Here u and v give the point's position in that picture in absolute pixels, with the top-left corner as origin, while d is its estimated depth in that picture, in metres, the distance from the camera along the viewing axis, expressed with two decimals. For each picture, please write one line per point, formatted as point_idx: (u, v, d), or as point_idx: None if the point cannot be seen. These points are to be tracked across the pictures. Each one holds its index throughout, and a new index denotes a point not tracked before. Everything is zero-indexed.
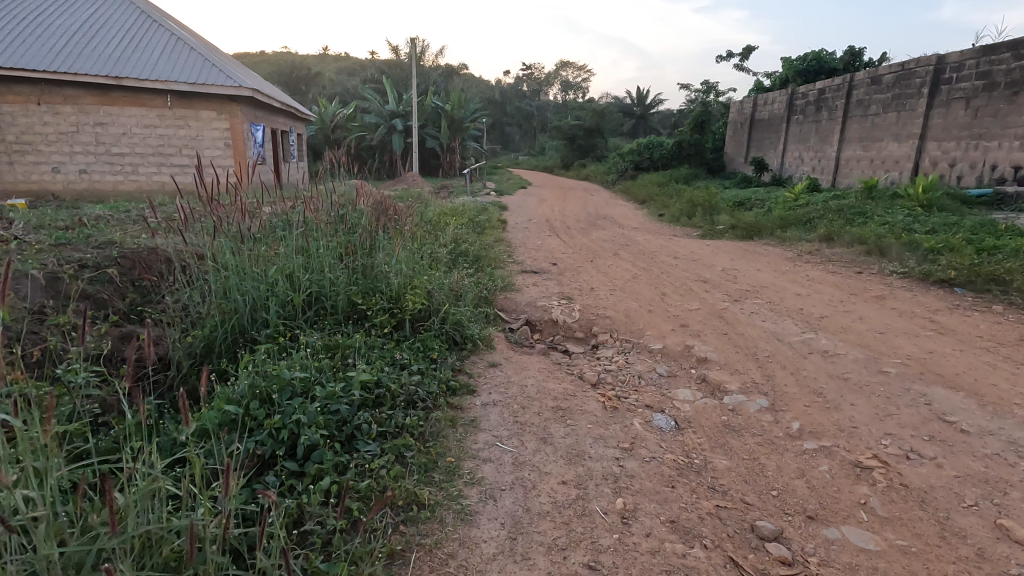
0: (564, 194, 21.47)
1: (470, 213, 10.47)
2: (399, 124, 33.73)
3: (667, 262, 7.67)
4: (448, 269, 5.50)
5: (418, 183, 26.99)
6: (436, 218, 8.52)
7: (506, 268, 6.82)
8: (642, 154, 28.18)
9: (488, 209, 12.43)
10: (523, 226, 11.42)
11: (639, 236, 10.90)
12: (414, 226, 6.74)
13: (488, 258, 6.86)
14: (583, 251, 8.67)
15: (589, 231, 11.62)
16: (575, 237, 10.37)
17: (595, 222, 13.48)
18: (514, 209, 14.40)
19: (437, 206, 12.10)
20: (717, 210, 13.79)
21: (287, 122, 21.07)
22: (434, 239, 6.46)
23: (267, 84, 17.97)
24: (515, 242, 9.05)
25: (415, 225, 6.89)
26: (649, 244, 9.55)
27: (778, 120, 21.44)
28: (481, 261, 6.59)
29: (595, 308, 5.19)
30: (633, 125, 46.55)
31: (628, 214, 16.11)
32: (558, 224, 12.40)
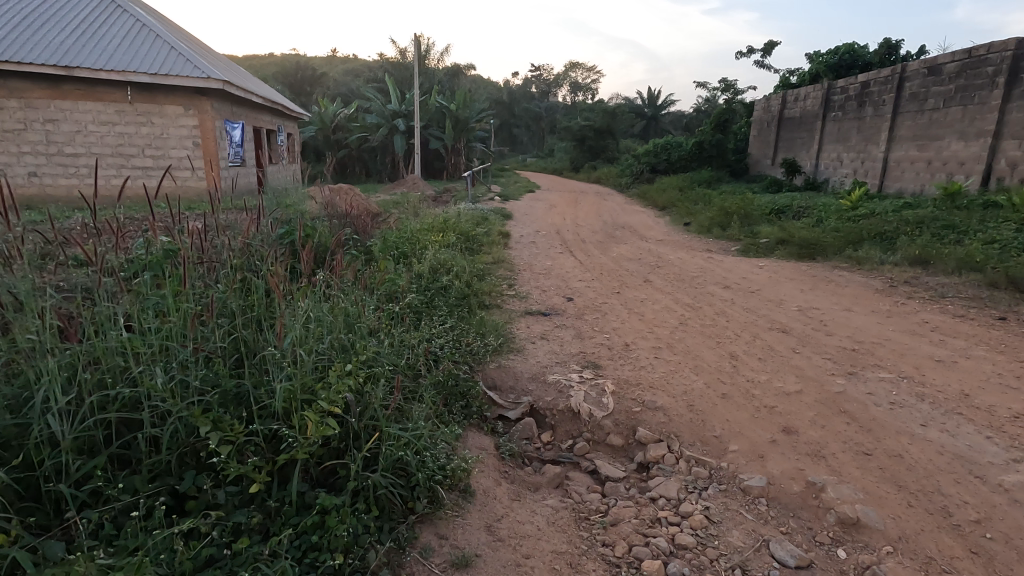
0: (575, 199, 19.65)
1: (465, 225, 8.68)
2: (401, 124, 31.99)
3: (718, 296, 5.82)
4: (413, 324, 3.69)
5: (418, 186, 25.24)
6: (416, 235, 6.69)
7: (502, 309, 4.98)
8: (659, 156, 26.27)
9: (487, 220, 10.61)
10: (528, 239, 9.58)
11: (667, 253, 9.02)
12: (375, 252, 4.92)
13: (478, 294, 5.06)
14: (605, 275, 6.83)
15: (607, 245, 9.76)
16: (592, 255, 8.54)
17: (612, 234, 11.62)
18: (519, 217, 12.56)
19: (426, 217, 10.30)
20: (755, 220, 11.86)
21: (273, 120, 19.39)
22: (401, 272, 4.65)
23: (247, 78, 16.29)
24: (518, 264, 7.23)
25: (378, 249, 5.07)
26: (685, 266, 7.68)
27: (811, 118, 19.51)
28: (467, 300, 4.76)
29: (635, 386, 3.36)
30: (644, 127, 44.65)
31: (649, 223, 14.22)
32: (570, 236, 10.57)
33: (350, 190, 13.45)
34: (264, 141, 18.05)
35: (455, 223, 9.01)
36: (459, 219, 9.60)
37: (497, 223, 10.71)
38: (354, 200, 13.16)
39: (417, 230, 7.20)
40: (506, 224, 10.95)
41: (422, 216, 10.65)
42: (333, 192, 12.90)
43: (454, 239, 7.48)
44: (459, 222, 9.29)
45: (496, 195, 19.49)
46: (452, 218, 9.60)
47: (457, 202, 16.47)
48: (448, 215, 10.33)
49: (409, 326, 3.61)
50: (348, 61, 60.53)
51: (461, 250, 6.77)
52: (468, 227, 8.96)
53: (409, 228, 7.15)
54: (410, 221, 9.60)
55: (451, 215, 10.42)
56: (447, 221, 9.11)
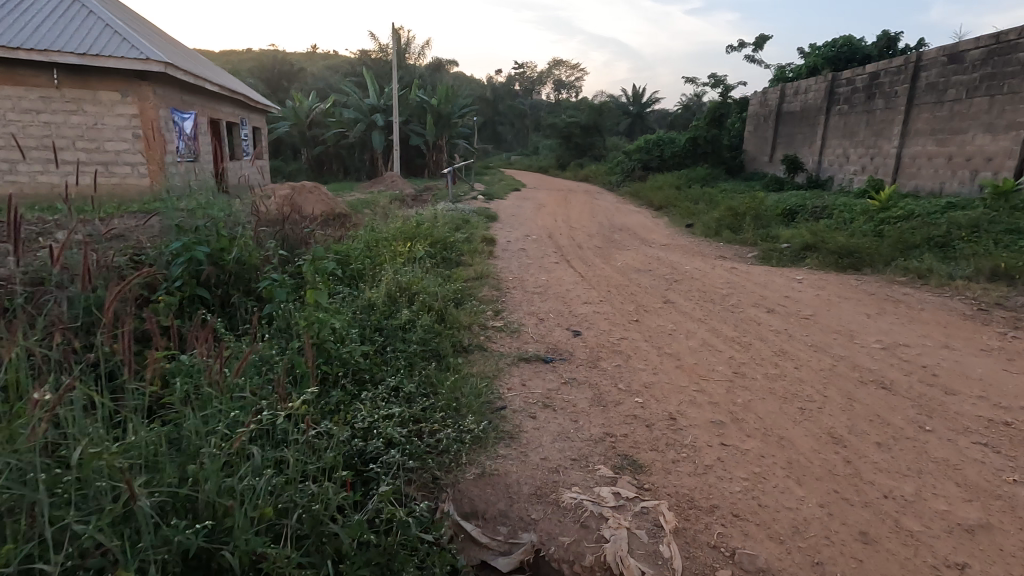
0: (565, 198, 18.38)
1: (442, 230, 7.31)
2: (380, 119, 30.47)
3: (765, 325, 4.50)
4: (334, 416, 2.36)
5: (397, 184, 23.74)
6: (376, 246, 5.27)
7: (480, 353, 3.60)
8: (651, 152, 25.07)
9: (469, 222, 9.24)
10: (516, 245, 8.21)
11: (679, 261, 7.72)
12: (298, 283, 3.49)
13: (451, 334, 3.67)
14: (613, 294, 5.49)
15: (607, 252, 8.45)
16: (592, 265, 7.22)
17: (610, 237, 10.34)
18: (505, 219, 11.22)
19: (398, 219, 8.91)
20: (769, 222, 10.66)
21: (235, 111, 17.76)
22: (334, 311, 3.25)
23: (201, 65, 14.68)
24: (505, 280, 5.86)
25: (308, 270, 3.62)
26: (706, 279, 6.37)
27: (813, 113, 18.44)
28: (437, 345, 3.38)
29: (708, 515, 2.08)
30: (630, 125, 43.43)
31: (648, 225, 12.97)
32: (564, 241, 9.24)
33: (314, 188, 11.96)
34: (223, 135, 16.42)
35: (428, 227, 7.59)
36: (435, 223, 8.19)
37: (480, 226, 9.35)
38: (318, 200, 11.67)
39: (378, 240, 5.77)
40: (491, 228, 9.60)
41: (395, 218, 9.25)
42: (293, 190, 11.38)
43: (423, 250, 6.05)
44: (434, 225, 7.88)
45: (479, 194, 18.10)
46: (427, 221, 8.18)
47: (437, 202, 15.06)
48: (423, 217, 8.92)
49: (334, 418, 2.32)
50: (328, 56, 58.69)
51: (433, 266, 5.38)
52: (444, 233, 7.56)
53: (370, 237, 5.75)
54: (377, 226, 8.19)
55: (426, 216, 9.02)
56: (421, 224, 7.72)
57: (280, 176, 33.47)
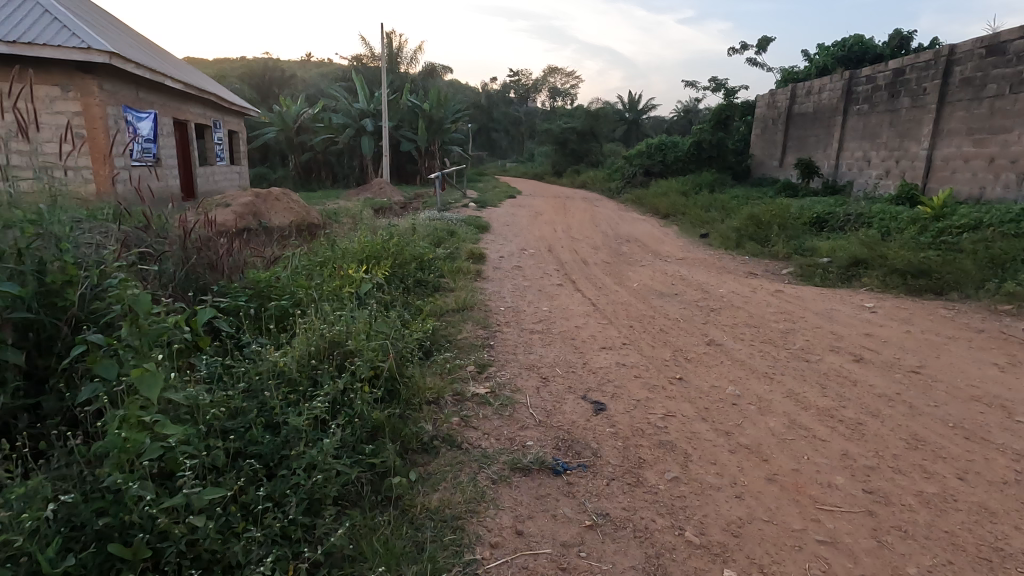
0: (564, 206, 17.11)
1: (421, 245, 6.01)
2: (369, 124, 29.19)
3: (863, 383, 3.20)
4: None
5: (384, 192, 22.41)
6: (320, 271, 3.96)
7: (441, 457, 2.44)
8: (653, 157, 23.84)
9: (456, 234, 7.91)
10: (509, 261, 6.88)
11: (707, 280, 6.42)
12: (141, 347, 2.16)
13: (408, 435, 2.46)
14: (639, 332, 4.18)
15: (619, 270, 7.14)
16: (603, 287, 5.90)
17: (619, 251, 9.03)
18: (498, 229, 9.89)
19: (372, 229, 7.57)
20: (798, 232, 9.38)
21: (206, 112, 16.41)
22: (195, 410, 2.02)
23: (163, 61, 13.35)
24: (495, 311, 4.53)
25: (142, 333, 2.16)
26: (751, 305, 5.05)
27: (827, 114, 17.24)
28: (374, 474, 2.22)
29: None
30: (626, 132, 42.27)
31: (658, 235, 11.71)
32: (567, 254, 7.92)
33: (284, 195, 10.62)
34: (191, 137, 15.06)
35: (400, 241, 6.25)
36: (413, 234, 6.86)
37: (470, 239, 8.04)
38: (287, 208, 10.32)
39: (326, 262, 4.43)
40: (482, 240, 8.29)
41: (371, 228, 7.93)
42: (257, 195, 10.01)
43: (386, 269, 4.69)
44: (411, 238, 6.54)
45: (471, 201, 16.81)
46: (403, 232, 6.85)
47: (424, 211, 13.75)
48: (401, 227, 7.59)
49: None
50: (319, 63, 57.48)
51: (397, 301, 4.08)
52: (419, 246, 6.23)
53: (323, 257, 4.47)
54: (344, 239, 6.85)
55: (404, 226, 7.69)
56: (395, 236, 6.40)
57: (266, 183, 32.17)
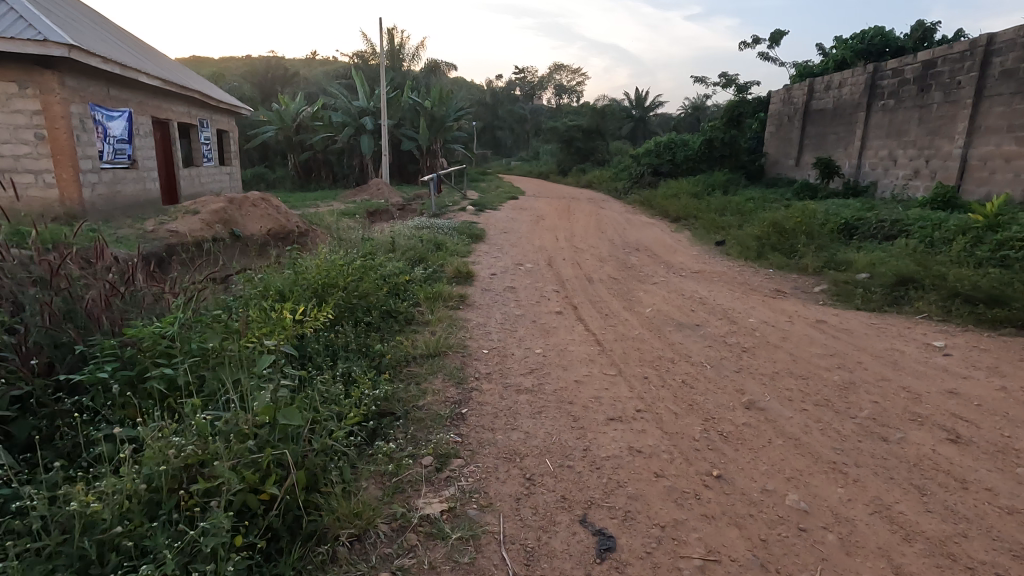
0: (568, 208, 16.21)
1: (398, 266, 5.17)
2: (368, 122, 28.35)
3: (974, 486, 2.31)
4: None
5: (382, 193, 21.57)
6: (251, 310, 3.12)
7: None
8: (662, 155, 22.88)
9: (444, 247, 7.05)
10: (502, 280, 6.00)
11: (732, 303, 5.52)
12: None
13: None
14: (657, 388, 3.31)
15: (628, 290, 6.26)
16: (610, 314, 5.03)
17: (628, 263, 8.12)
18: (494, 238, 9.03)
19: (350, 241, 6.71)
20: (827, 241, 8.46)
21: (190, 111, 15.61)
22: None
23: (138, 56, 12.53)
24: (477, 355, 3.68)
25: None
26: (791, 342, 4.15)
27: (848, 110, 16.23)
28: None
29: None
30: (633, 129, 41.16)
31: (669, 242, 10.80)
32: (570, 269, 7.04)
33: (262, 201, 9.79)
34: (173, 137, 14.25)
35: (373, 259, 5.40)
36: (393, 250, 6.00)
37: (459, 253, 7.17)
38: (264, 215, 9.49)
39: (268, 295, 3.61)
40: (473, 253, 7.42)
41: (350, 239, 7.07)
42: (231, 202, 9.18)
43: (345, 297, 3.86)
44: (389, 255, 5.69)
45: (470, 204, 15.93)
46: (380, 246, 5.98)
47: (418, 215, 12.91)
48: (382, 239, 6.72)
49: None
50: (321, 61, 56.68)
51: (349, 351, 3.28)
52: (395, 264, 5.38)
53: (265, 288, 3.64)
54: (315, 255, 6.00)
55: (385, 238, 6.82)
56: (370, 253, 5.54)
57: (264, 183, 31.47)
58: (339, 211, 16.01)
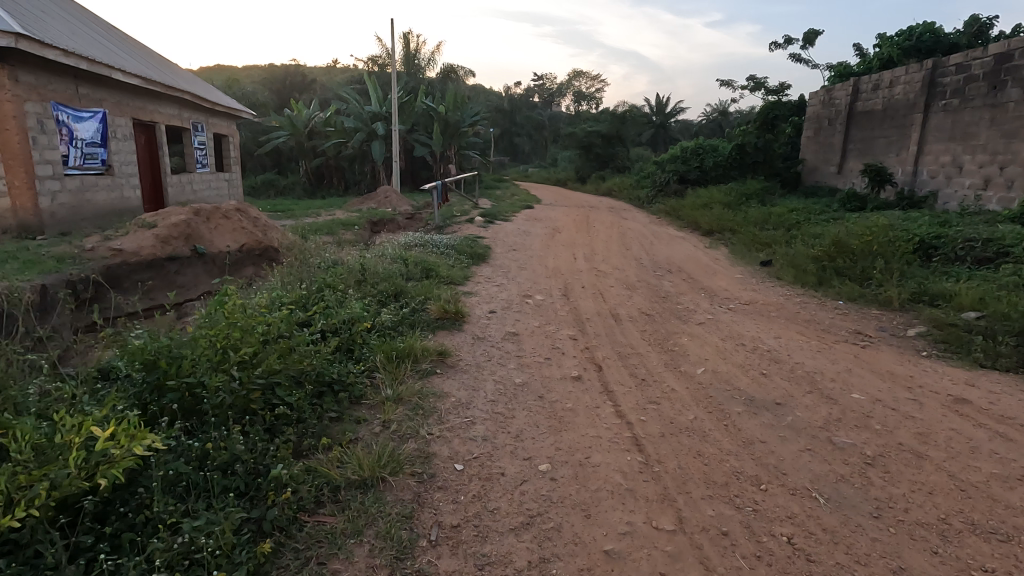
0: (587, 219, 14.81)
1: (357, 306, 3.82)
2: (379, 127, 27.29)
3: None
4: None
5: (390, 201, 20.39)
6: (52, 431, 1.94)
7: None
8: (689, 162, 21.36)
9: (435, 273, 5.71)
10: (504, 320, 4.62)
11: (814, 356, 4.07)
12: None
13: None
14: (747, 564, 1.97)
15: (667, 333, 4.85)
16: (650, 379, 3.62)
17: (661, 291, 6.70)
18: (501, 258, 7.66)
19: (315, 264, 5.38)
20: (906, 265, 6.93)
21: (181, 113, 14.57)
22: None
23: (115, 53, 11.50)
24: (450, 479, 2.39)
25: None
26: (939, 446, 2.70)
27: (901, 111, 14.57)
28: None
29: None
30: (653, 136, 39.46)
31: (706, 262, 9.32)
32: (591, 302, 5.63)
33: (238, 212, 8.58)
34: (160, 141, 13.21)
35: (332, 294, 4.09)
36: (360, 280, 4.67)
37: (453, 280, 5.82)
38: (236, 228, 8.25)
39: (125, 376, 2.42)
40: (470, 280, 6.07)
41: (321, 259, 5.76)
42: (197, 213, 7.95)
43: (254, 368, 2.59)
44: (351, 290, 4.38)
45: (480, 214, 14.61)
46: (343, 274, 4.65)
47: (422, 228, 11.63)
48: (353, 263, 5.40)
49: None
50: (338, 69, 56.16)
51: (210, 502, 2.04)
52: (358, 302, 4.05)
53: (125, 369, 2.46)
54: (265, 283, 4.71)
55: (359, 261, 5.50)
56: (327, 287, 4.23)
57: (274, 190, 30.63)
58: (339, 220, 14.81)
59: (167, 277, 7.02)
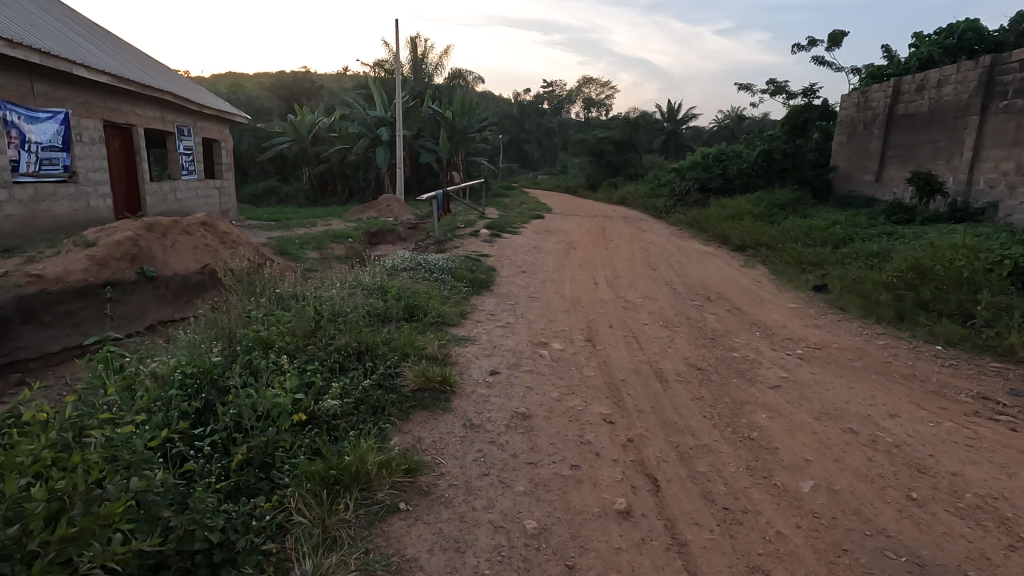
0: (603, 231, 13.55)
1: (291, 386, 2.56)
2: (383, 133, 26.24)
3: None
4: None
5: (392, 210, 19.20)
6: None
7: None
8: (710, 170, 20.05)
9: (421, 312, 4.46)
10: (512, 386, 3.36)
11: (970, 459, 2.76)
12: None
13: None
14: None
15: (733, 402, 3.55)
16: (737, 507, 2.34)
17: (706, 330, 5.39)
18: (507, 284, 6.40)
19: (265, 298, 4.15)
20: (1009, 297, 5.59)
21: (164, 116, 13.49)
22: None
23: (82, 50, 10.44)
24: None
25: None
26: None
27: (951, 114, 13.19)
28: None
29: None
30: (664, 142, 37.95)
31: (747, 286, 7.99)
32: (623, 350, 4.34)
33: (202, 228, 7.39)
34: (137, 146, 12.15)
35: (268, 361, 2.91)
36: (316, 328, 3.46)
37: (444, 320, 4.55)
38: (198, 246, 7.05)
39: None
40: (467, 318, 4.80)
41: (279, 288, 4.52)
42: (150, 228, 6.75)
43: (32, 560, 1.50)
44: (301, 349, 3.18)
45: (487, 224, 13.38)
46: (292, 320, 3.42)
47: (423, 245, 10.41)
48: (315, 297, 4.17)
49: None
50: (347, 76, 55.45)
51: None
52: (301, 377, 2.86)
53: None
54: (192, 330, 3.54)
55: (323, 294, 4.27)
56: (264, 348, 3.05)
57: (276, 198, 29.72)
58: (334, 232, 13.63)
59: (103, 308, 5.84)
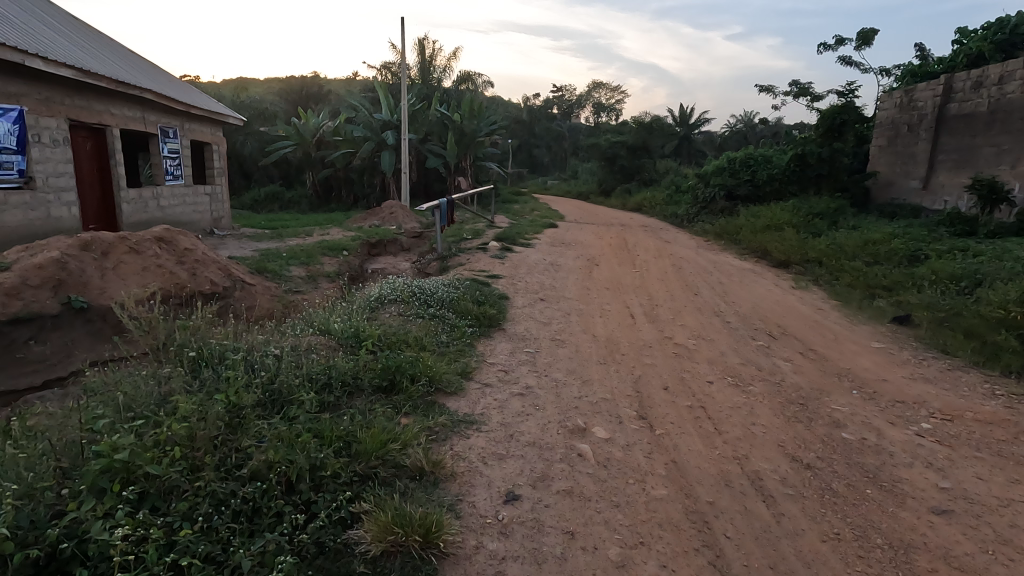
0: (626, 243, 12.24)
1: None
2: (388, 136, 25.11)
3: None
4: None
5: (395, 217, 17.99)
6: None
7: None
8: (737, 176, 18.69)
9: (404, 379, 3.15)
10: (542, 537, 2.09)
11: None
12: None
13: None
14: None
15: (890, 548, 2.26)
16: None
17: (788, 391, 4.06)
18: (523, 318, 5.09)
19: (181, 356, 2.90)
20: None
21: (146, 116, 12.38)
22: None
23: (46, 41, 9.35)
24: None
25: None
26: None
27: (1017, 113, 11.78)
28: None
29: None
30: (677, 147, 36.56)
31: (810, 315, 6.63)
32: (695, 438, 3.01)
33: (156, 246, 6.17)
34: (112, 148, 11.06)
35: (115, 520, 1.69)
36: (229, 427, 2.21)
37: (436, 386, 3.27)
38: (148, 267, 5.83)
39: None
40: (471, 380, 3.50)
41: (209, 336, 3.26)
42: (86, 246, 5.54)
43: None
44: (190, 477, 1.95)
45: (496, 235, 12.14)
46: (191, 415, 2.19)
47: (425, 265, 9.19)
48: (251, 360, 2.91)
49: None
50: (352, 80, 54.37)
51: None
52: (164, 562, 1.64)
53: None
54: (43, 428, 2.32)
55: (263, 352, 3.00)
56: (121, 484, 1.83)
57: (278, 203, 28.69)
58: (329, 243, 12.42)
59: (10, 349, 4.70)
